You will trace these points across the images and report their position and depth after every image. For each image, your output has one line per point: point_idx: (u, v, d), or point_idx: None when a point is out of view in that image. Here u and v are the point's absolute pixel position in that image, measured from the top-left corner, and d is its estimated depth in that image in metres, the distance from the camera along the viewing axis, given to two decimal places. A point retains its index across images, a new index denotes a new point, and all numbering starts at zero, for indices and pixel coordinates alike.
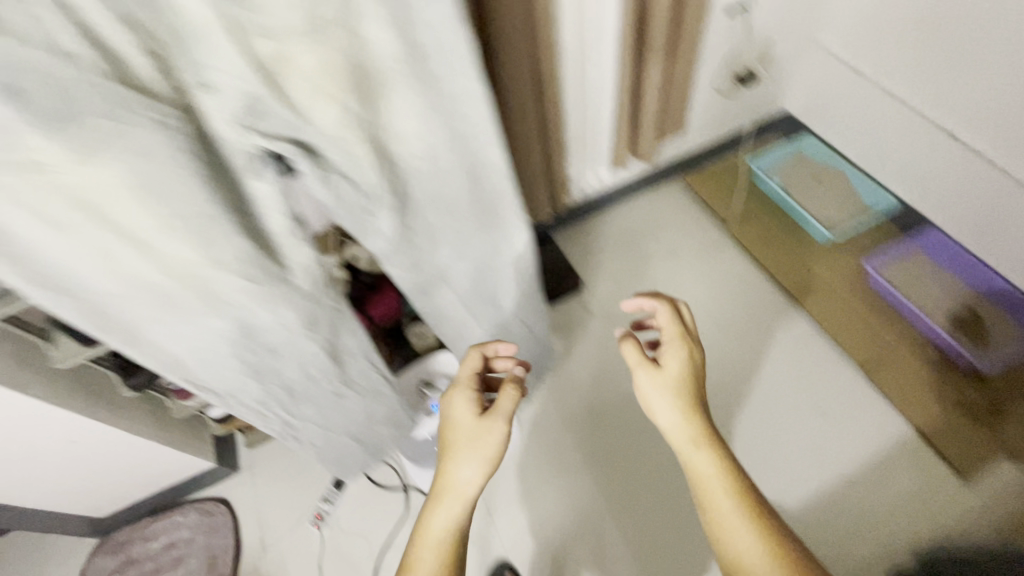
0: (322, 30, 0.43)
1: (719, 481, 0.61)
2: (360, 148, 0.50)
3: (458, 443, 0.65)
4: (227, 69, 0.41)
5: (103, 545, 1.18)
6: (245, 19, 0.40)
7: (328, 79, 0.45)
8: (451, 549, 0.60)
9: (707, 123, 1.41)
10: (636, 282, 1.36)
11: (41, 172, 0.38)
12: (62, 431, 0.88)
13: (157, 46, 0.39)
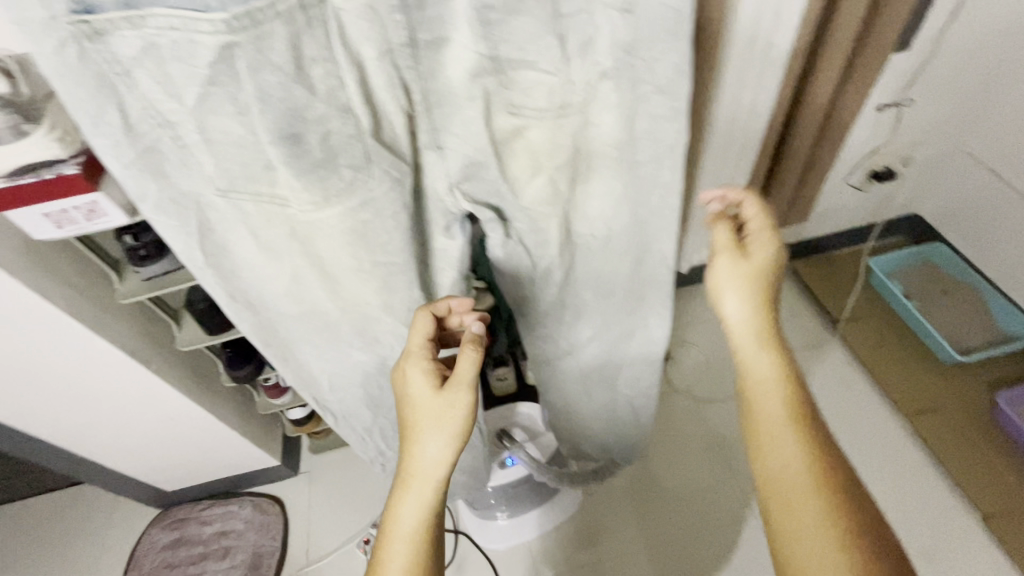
0: (562, 116, 0.48)
1: (783, 413, 0.53)
2: (550, 220, 0.56)
3: (419, 422, 0.51)
4: (472, 140, 0.47)
5: (162, 517, 1.22)
6: (504, 102, 0.46)
7: (548, 158, 0.51)
8: (423, 545, 0.49)
9: (832, 214, 1.34)
10: (727, 366, 1.29)
11: (276, 208, 0.45)
12: (165, 408, 0.92)
13: (413, 106, 0.44)
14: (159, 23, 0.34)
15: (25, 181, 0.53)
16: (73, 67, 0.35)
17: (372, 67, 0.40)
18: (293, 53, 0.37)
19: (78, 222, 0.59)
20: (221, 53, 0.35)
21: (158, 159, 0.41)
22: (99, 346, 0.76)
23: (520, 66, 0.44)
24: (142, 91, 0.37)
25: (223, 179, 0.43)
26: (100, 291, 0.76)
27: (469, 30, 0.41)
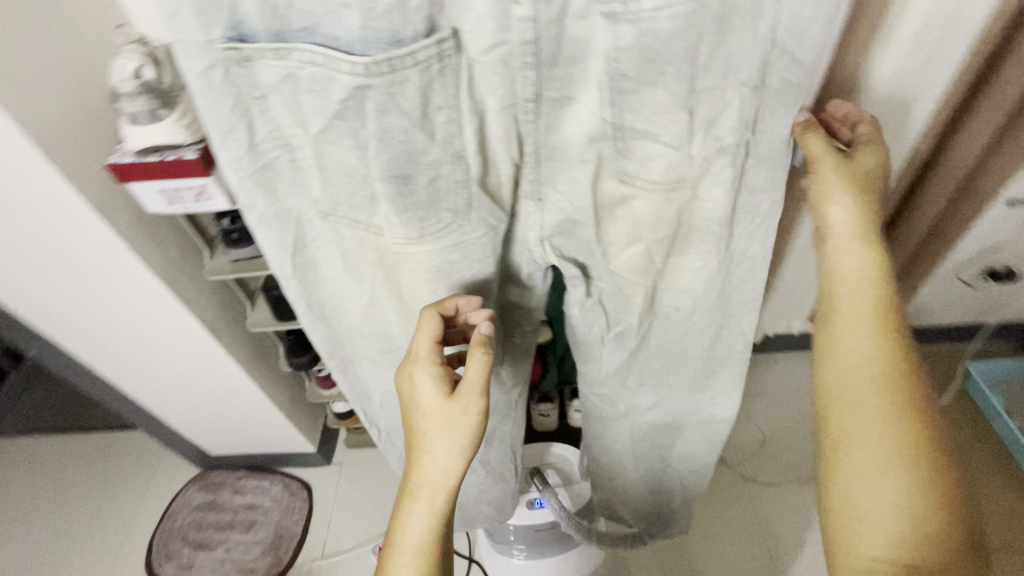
0: (673, 192, 0.46)
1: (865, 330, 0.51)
2: (637, 288, 0.54)
3: (426, 431, 0.48)
4: (573, 198, 0.47)
5: (200, 478, 1.27)
6: (618, 168, 0.45)
7: (649, 230, 0.48)
8: (432, 553, 0.47)
9: (939, 309, 1.20)
10: (786, 448, 1.20)
11: (371, 236, 0.46)
12: (224, 380, 0.97)
13: (521, 156, 0.44)
14: (301, 58, 0.35)
15: (148, 159, 0.57)
16: (218, 87, 0.37)
17: (493, 117, 0.41)
18: (421, 100, 0.37)
19: (187, 202, 0.62)
20: (352, 94, 0.36)
21: (272, 176, 0.43)
22: (180, 313, 0.81)
23: (642, 137, 0.42)
24: (273, 116, 0.39)
25: (327, 203, 0.44)
26: (191, 263, 0.82)
27: (594, 93, 0.41)
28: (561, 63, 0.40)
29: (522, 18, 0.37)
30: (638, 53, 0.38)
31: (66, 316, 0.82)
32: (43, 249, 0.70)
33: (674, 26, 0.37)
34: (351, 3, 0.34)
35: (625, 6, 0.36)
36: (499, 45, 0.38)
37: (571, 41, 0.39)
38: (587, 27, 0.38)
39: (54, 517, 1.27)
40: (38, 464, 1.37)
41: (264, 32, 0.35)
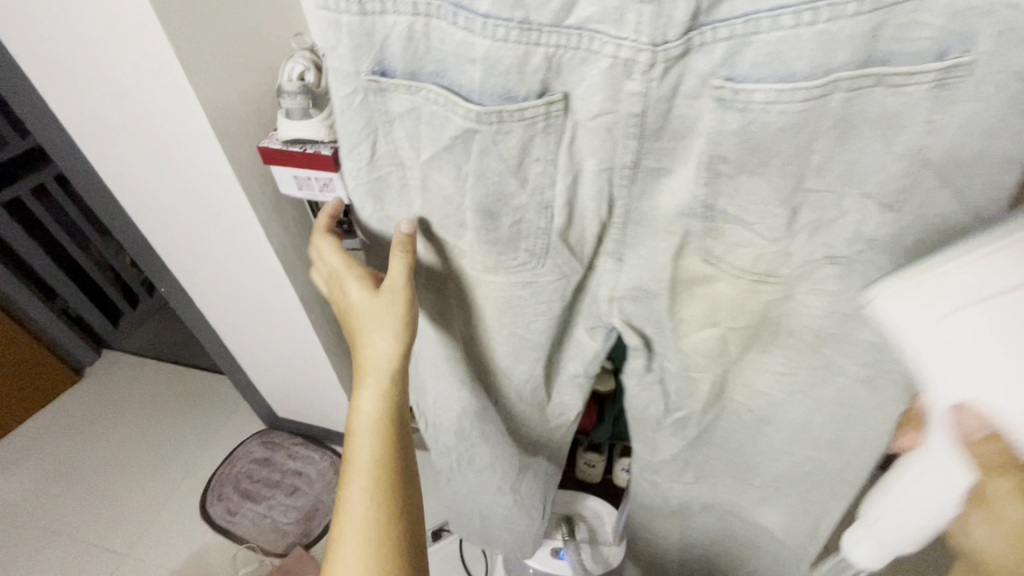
0: (757, 285, 0.46)
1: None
2: (704, 374, 0.54)
3: (364, 326, 0.51)
4: (653, 267, 0.48)
5: (264, 434, 1.38)
6: (704, 248, 0.46)
7: (724, 314, 0.49)
8: (387, 425, 0.51)
9: None
10: None
11: (452, 252, 0.51)
12: (303, 352, 1.06)
13: (608, 216, 0.46)
14: (426, 96, 0.40)
15: (291, 149, 0.66)
16: (354, 108, 0.43)
17: (588, 176, 0.43)
18: (521, 151, 0.41)
19: (312, 190, 0.70)
20: (463, 134, 0.41)
21: (383, 186, 0.48)
22: (284, 285, 0.91)
23: (729, 221, 0.43)
24: (394, 140, 0.44)
25: (421, 219, 0.49)
26: (304, 243, 0.91)
27: (690, 170, 0.42)
28: (664, 138, 0.41)
29: (632, 93, 0.38)
30: (740, 141, 0.38)
31: (195, 265, 0.95)
32: (193, 206, 0.82)
33: (782, 122, 0.37)
34: (478, 59, 0.38)
35: (736, 95, 0.36)
36: (604, 115, 0.39)
37: (679, 117, 0.40)
38: (695, 107, 0.39)
39: (143, 434, 1.45)
40: (144, 384, 1.58)
41: (402, 68, 0.40)
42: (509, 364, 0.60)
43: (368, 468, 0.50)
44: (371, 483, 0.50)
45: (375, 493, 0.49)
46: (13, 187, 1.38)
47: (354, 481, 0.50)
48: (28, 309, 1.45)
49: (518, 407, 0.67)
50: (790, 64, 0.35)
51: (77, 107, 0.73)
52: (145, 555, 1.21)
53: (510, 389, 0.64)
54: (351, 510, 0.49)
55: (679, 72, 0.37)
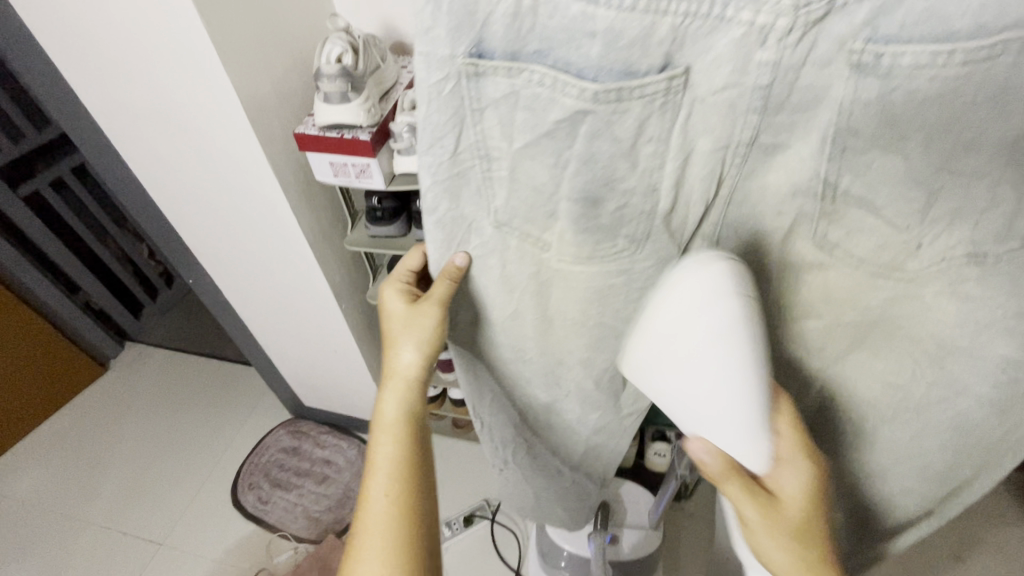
0: (879, 275, 0.42)
1: (801, 551, 0.42)
2: (798, 361, 0.51)
3: (393, 332, 0.55)
4: (755, 248, 0.44)
5: (291, 423, 1.38)
6: (815, 230, 0.41)
7: (832, 305, 0.46)
8: (407, 426, 0.53)
9: None
10: None
11: (535, 248, 0.47)
12: (334, 342, 1.06)
13: (716, 202, 0.42)
14: (530, 78, 0.36)
15: (327, 135, 0.65)
16: (444, 96, 0.38)
17: (699, 158, 0.39)
18: (636, 132, 0.37)
19: (349, 176, 0.69)
20: (571, 116, 0.37)
21: (459, 183, 0.44)
22: (316, 273, 0.89)
23: (852, 204, 0.39)
24: (485, 130, 0.40)
25: (505, 214, 0.45)
26: (334, 231, 0.90)
27: (814, 145, 0.37)
28: (786, 109, 0.36)
29: (763, 60, 0.34)
30: (877, 113, 0.34)
31: (225, 255, 0.94)
32: (224, 195, 0.80)
33: (933, 90, 0.32)
34: (597, 32, 0.34)
35: (879, 60, 0.32)
36: (728, 87, 0.35)
37: (805, 87, 0.35)
38: (824, 76, 0.34)
39: (170, 424, 1.46)
40: (168, 375, 1.58)
41: (501, 49, 0.36)
42: (583, 362, 0.57)
43: (389, 464, 0.50)
44: (389, 483, 0.49)
45: (394, 489, 0.49)
46: (32, 181, 1.37)
47: (376, 475, 0.50)
48: (50, 302, 1.45)
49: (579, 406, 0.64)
50: (951, 21, 0.30)
51: (106, 94, 0.71)
52: (179, 544, 1.22)
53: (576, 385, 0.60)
54: (372, 505, 0.49)
55: (812, 37, 0.33)
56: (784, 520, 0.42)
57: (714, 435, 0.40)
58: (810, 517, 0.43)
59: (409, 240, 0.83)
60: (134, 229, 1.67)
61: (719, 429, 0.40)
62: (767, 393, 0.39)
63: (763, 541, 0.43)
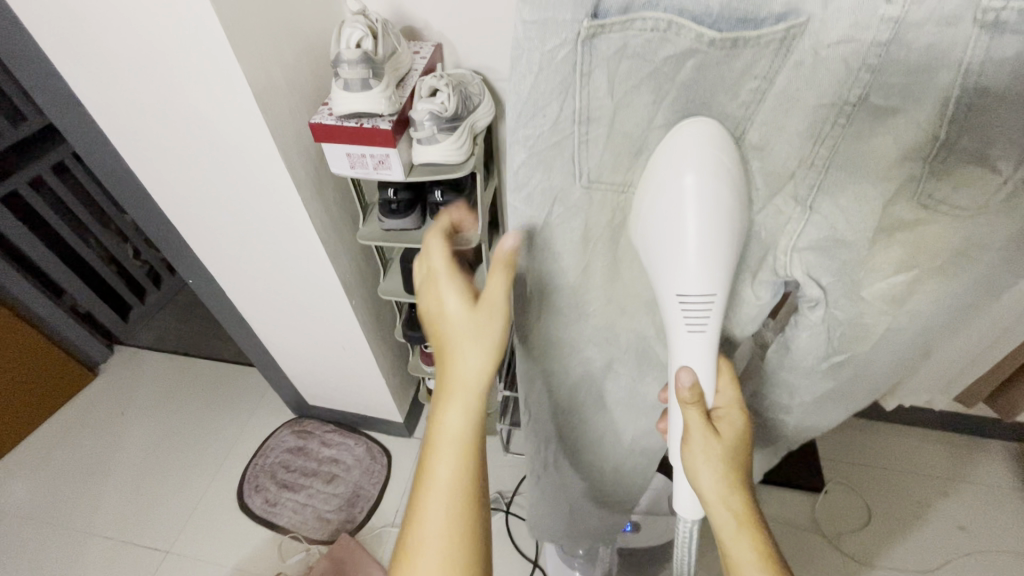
0: (974, 218, 0.42)
1: (728, 480, 0.48)
2: (880, 319, 0.50)
3: (457, 340, 0.49)
4: (853, 215, 0.43)
5: (295, 423, 1.36)
6: (923, 191, 0.41)
7: (926, 256, 0.45)
8: (471, 441, 0.49)
9: None
10: (892, 526, 1.09)
11: (618, 194, 0.47)
12: (343, 339, 1.03)
13: (813, 156, 0.42)
14: (643, 26, 0.36)
15: (346, 124, 0.62)
16: (555, 63, 0.38)
17: (805, 111, 0.39)
18: (743, 73, 0.38)
19: (366, 168, 0.67)
20: (681, 55, 0.38)
21: (556, 152, 0.44)
22: (327, 270, 0.87)
23: (965, 161, 0.39)
24: (591, 92, 0.40)
25: (594, 172, 0.45)
26: (343, 224, 0.88)
27: (931, 109, 0.37)
28: (900, 70, 0.36)
29: (885, 15, 0.34)
30: (1013, 69, 0.33)
31: (230, 253, 0.90)
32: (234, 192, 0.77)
33: None
34: None
35: (1021, 17, 0.31)
36: (845, 42, 0.35)
37: (924, 47, 0.34)
38: (949, 36, 0.33)
39: (166, 429, 1.41)
40: (160, 379, 1.53)
41: (614, 6, 0.36)
42: (651, 318, 0.57)
43: (457, 442, 0.49)
44: (454, 494, 0.48)
45: (462, 471, 0.49)
46: (12, 179, 1.31)
47: (443, 452, 0.49)
48: (34, 306, 1.39)
49: (632, 369, 0.64)
50: None
51: (106, 84, 0.67)
52: (187, 550, 1.19)
53: (639, 350, 0.61)
54: (438, 481, 0.48)
55: None
56: (721, 447, 0.48)
57: (671, 282, 0.43)
58: (740, 454, 0.49)
59: (424, 233, 0.81)
60: (118, 228, 1.61)
61: (677, 278, 0.43)
62: (725, 265, 0.42)
63: (699, 466, 0.48)
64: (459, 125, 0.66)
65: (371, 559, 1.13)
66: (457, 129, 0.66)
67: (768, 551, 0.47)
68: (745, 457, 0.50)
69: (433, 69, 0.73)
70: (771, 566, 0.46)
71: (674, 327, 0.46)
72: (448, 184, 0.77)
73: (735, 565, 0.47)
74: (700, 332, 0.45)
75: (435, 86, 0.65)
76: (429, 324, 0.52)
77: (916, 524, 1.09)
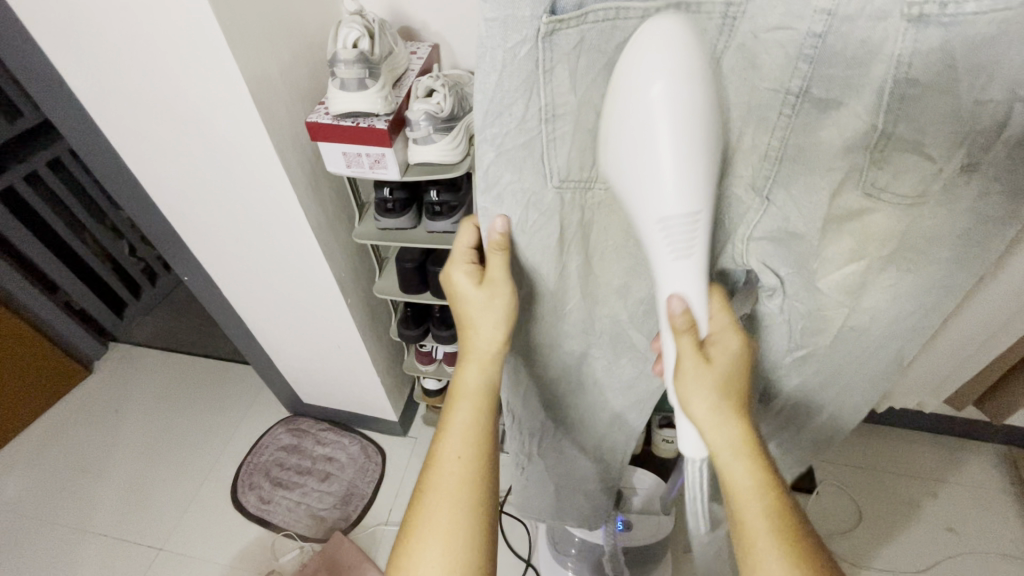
0: (916, 208, 0.44)
1: (723, 407, 0.44)
2: (836, 312, 0.52)
3: (473, 314, 0.54)
4: (804, 206, 0.44)
5: (290, 421, 1.36)
6: (866, 180, 0.42)
7: (874, 246, 0.46)
8: (488, 400, 0.53)
9: None
10: (882, 527, 1.10)
11: (584, 190, 0.48)
12: (337, 337, 1.03)
13: (766, 150, 0.42)
14: (593, 17, 0.37)
15: (342, 123, 0.63)
16: (518, 61, 0.38)
17: (753, 95, 0.40)
18: None
19: (362, 167, 0.67)
20: (630, 39, 0.38)
21: (524, 155, 0.44)
22: (322, 267, 0.87)
23: (902, 151, 0.40)
24: (553, 88, 0.40)
25: (564, 168, 0.45)
26: (338, 222, 0.88)
27: (869, 99, 0.38)
28: (840, 63, 0.36)
29: (819, 7, 0.34)
30: (937, 57, 0.35)
31: (223, 250, 0.91)
32: (229, 189, 0.77)
33: (988, 32, 0.33)
34: None
35: (942, 8, 0.33)
36: (783, 29, 0.36)
37: (861, 40, 0.35)
38: (879, 30, 0.35)
39: (161, 427, 1.41)
40: (155, 377, 1.53)
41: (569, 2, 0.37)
42: (624, 308, 0.59)
43: (462, 433, 0.51)
44: (463, 446, 0.51)
45: (467, 449, 0.51)
46: (6, 175, 1.31)
47: (450, 440, 0.51)
48: (28, 302, 1.38)
49: (609, 352, 0.64)
50: None
51: (98, 81, 0.67)
52: (180, 548, 1.19)
53: (617, 338, 0.62)
54: (445, 466, 0.50)
55: None
56: (712, 377, 0.44)
57: (649, 208, 0.39)
58: (736, 379, 0.46)
59: (420, 232, 0.82)
60: (114, 225, 1.61)
61: (656, 201, 0.39)
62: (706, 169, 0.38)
63: (691, 395, 0.44)
64: (455, 125, 0.67)
65: (365, 557, 1.13)
66: (454, 129, 0.66)
67: (769, 476, 0.44)
68: (741, 387, 0.46)
69: (429, 70, 0.73)
70: (772, 489, 0.44)
71: (658, 257, 0.42)
72: (444, 184, 0.77)
73: (737, 494, 0.44)
74: (687, 255, 0.41)
75: (432, 86, 0.66)
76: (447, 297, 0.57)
77: (906, 526, 1.10)
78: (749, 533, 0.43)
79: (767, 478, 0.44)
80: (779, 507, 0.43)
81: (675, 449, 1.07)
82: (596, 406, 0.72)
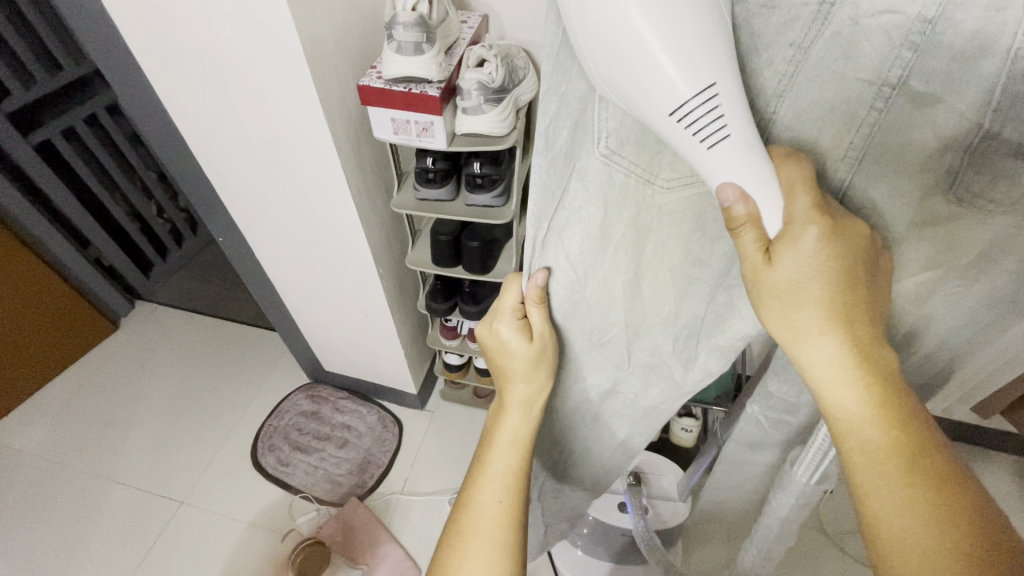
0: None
1: (802, 318, 0.36)
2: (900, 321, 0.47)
3: (513, 367, 0.54)
4: (887, 210, 0.39)
5: (310, 388, 1.38)
6: (958, 185, 0.36)
7: (951, 253, 0.40)
8: (529, 446, 0.54)
9: None
10: None
11: (642, 183, 0.42)
12: (366, 307, 1.04)
13: (845, 148, 0.37)
14: None
15: (394, 89, 0.63)
16: None
17: (839, 83, 0.34)
18: (777, 30, 0.33)
19: (410, 135, 0.67)
20: None
21: (585, 116, 0.40)
22: (358, 237, 0.88)
23: (1007, 157, 0.33)
24: None
25: (617, 139, 0.39)
26: (376, 192, 0.89)
27: (974, 98, 0.32)
28: (945, 55, 0.31)
29: None
30: None
31: (260, 212, 0.91)
32: (276, 154, 0.78)
33: None
34: None
35: None
36: (889, 11, 0.31)
37: (972, 34, 0.30)
38: (995, 22, 0.29)
39: (187, 385, 1.44)
40: (181, 336, 1.56)
41: None
42: (665, 316, 0.52)
43: (503, 476, 0.51)
44: (502, 491, 0.50)
45: (505, 491, 0.50)
46: (46, 128, 1.32)
47: (488, 484, 0.51)
48: (60, 255, 1.41)
49: (635, 376, 0.60)
50: None
51: (150, 33, 0.67)
52: (200, 502, 1.22)
53: (657, 349, 0.56)
54: (482, 507, 0.50)
55: None
56: (762, 285, 0.37)
57: (656, 104, 0.32)
58: (811, 279, 0.35)
59: (457, 205, 0.82)
60: (144, 185, 1.62)
61: (661, 91, 0.31)
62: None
63: (761, 310, 0.38)
64: (505, 97, 0.66)
65: (379, 524, 1.16)
66: (502, 102, 0.66)
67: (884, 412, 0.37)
68: (825, 289, 0.35)
69: (479, 41, 0.72)
70: (889, 429, 0.37)
71: (690, 156, 0.34)
72: (486, 157, 0.77)
73: (839, 418, 0.38)
74: (724, 136, 0.32)
75: (483, 56, 0.65)
76: (484, 346, 0.57)
77: None
78: (858, 473, 0.38)
79: (883, 415, 0.37)
80: (894, 457, 0.37)
81: (692, 438, 1.08)
82: (603, 434, 0.70)
